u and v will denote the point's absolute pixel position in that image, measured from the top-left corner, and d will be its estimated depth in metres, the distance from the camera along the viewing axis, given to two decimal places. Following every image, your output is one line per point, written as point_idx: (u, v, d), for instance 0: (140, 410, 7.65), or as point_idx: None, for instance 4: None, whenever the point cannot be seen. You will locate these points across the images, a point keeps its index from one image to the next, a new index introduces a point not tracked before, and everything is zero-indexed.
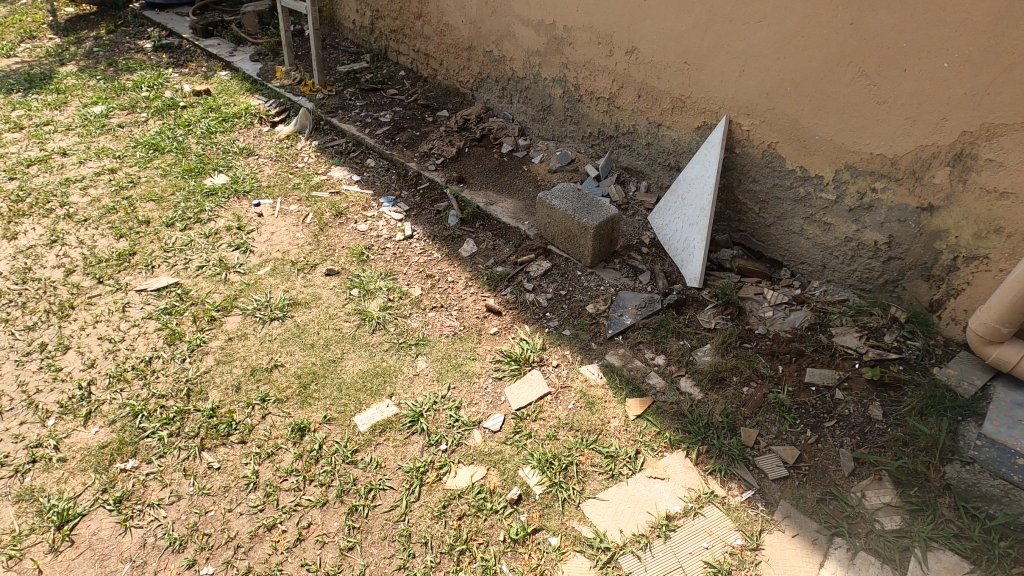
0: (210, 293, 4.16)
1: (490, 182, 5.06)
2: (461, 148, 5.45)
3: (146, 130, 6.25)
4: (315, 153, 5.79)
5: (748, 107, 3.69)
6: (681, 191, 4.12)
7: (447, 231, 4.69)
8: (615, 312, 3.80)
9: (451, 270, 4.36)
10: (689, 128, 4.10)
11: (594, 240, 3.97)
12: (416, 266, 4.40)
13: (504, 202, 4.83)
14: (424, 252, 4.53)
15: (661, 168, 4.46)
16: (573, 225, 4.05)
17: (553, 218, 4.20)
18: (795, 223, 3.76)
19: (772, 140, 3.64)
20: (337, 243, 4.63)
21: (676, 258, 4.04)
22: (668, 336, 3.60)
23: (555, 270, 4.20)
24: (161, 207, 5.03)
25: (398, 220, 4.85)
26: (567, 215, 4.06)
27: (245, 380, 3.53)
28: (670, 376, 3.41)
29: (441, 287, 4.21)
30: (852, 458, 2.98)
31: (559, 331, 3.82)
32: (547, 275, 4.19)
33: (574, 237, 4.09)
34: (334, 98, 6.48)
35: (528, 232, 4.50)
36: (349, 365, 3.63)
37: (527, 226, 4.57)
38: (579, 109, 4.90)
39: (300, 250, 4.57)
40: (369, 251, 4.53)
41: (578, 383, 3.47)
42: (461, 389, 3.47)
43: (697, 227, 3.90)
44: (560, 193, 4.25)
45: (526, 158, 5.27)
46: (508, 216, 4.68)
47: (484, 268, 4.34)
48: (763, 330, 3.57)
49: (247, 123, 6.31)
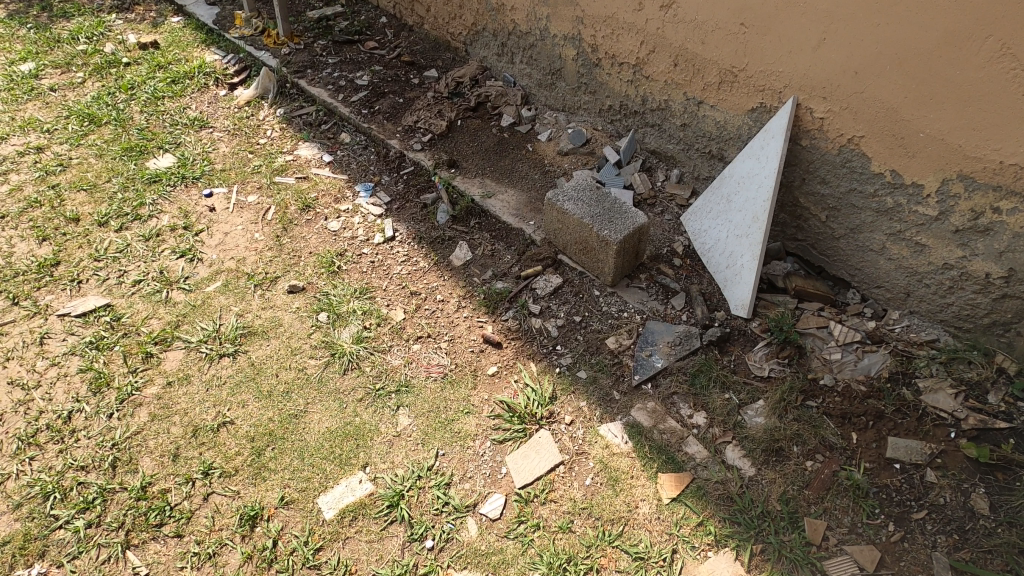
0: (147, 319, 3.42)
1: (488, 167, 4.19)
2: (452, 120, 4.52)
3: (82, 95, 5.30)
4: (279, 125, 4.87)
5: (824, 88, 2.80)
6: (726, 191, 3.29)
7: (435, 233, 3.88)
8: (642, 352, 3.06)
9: (441, 285, 3.59)
10: (739, 109, 3.21)
11: (616, 257, 3.17)
12: (397, 281, 3.63)
13: (505, 194, 3.99)
14: (407, 261, 3.75)
15: (699, 155, 3.60)
16: (589, 237, 3.24)
17: (565, 225, 3.38)
18: (875, 239, 2.96)
19: (855, 134, 2.78)
20: (303, 248, 3.84)
21: (718, 276, 3.27)
22: (710, 387, 2.89)
23: (567, 288, 3.44)
24: (94, 200, 4.19)
25: (377, 217, 4.03)
26: (582, 223, 3.24)
27: (185, 444, 2.85)
28: (713, 444, 2.72)
29: (427, 308, 3.46)
30: (950, 566, 2.30)
31: (572, 373, 3.10)
32: (557, 295, 3.43)
33: (592, 250, 3.30)
34: (302, 52, 5.47)
35: (533, 236, 3.69)
36: (313, 422, 2.94)
37: (532, 227, 3.75)
38: (596, 77, 3.97)
39: (258, 257, 3.78)
40: (342, 260, 3.75)
41: (597, 449, 2.78)
42: (452, 457, 2.79)
43: (748, 240, 3.11)
44: (574, 192, 3.39)
45: (530, 134, 4.36)
46: (510, 213, 3.85)
47: (480, 283, 3.57)
48: (830, 380, 2.84)
49: (200, 86, 5.34)
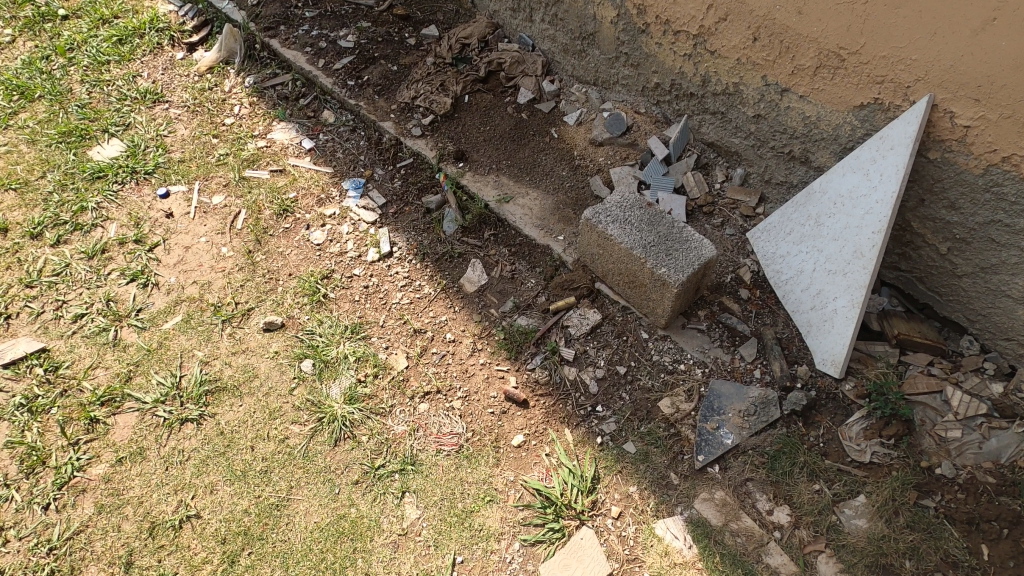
0: (92, 369, 2.78)
1: (504, 159, 3.42)
2: (458, 95, 3.70)
3: (11, 59, 4.40)
4: (249, 99, 4.04)
5: (978, 87, 2.05)
6: (816, 211, 2.58)
7: (442, 248, 3.19)
8: (705, 423, 2.45)
9: (450, 320, 2.94)
10: (842, 104, 2.45)
11: (676, 300, 2.49)
12: (397, 314, 2.97)
13: (526, 197, 3.24)
14: (409, 287, 3.07)
15: (774, 155, 2.85)
16: (640, 272, 2.54)
17: (608, 252, 2.67)
18: (1015, 283, 2.29)
19: (1015, 152, 2.06)
20: (281, 269, 3.16)
21: (800, 319, 2.61)
22: (794, 474, 2.30)
23: (606, 329, 2.79)
24: (25, 203, 3.45)
25: (370, 226, 3.31)
26: (631, 255, 2.53)
27: (140, 548, 2.30)
28: (802, 554, 2.15)
29: (435, 352, 2.83)
30: None
31: (616, 445, 2.51)
32: (595, 336, 2.79)
33: (642, 287, 2.61)
34: (273, 3, 4.52)
35: (563, 256, 2.99)
36: (298, 515, 2.37)
37: (561, 243, 3.04)
38: (641, 46, 3.15)
39: (226, 282, 3.11)
40: (329, 285, 3.07)
41: (653, 557, 2.22)
42: (472, 565, 2.25)
43: (846, 280, 2.43)
44: (619, 210, 2.65)
45: (554, 114, 3.56)
46: (533, 224, 3.13)
47: (499, 318, 2.92)
48: (949, 468, 2.26)
49: (152, 46, 4.43)
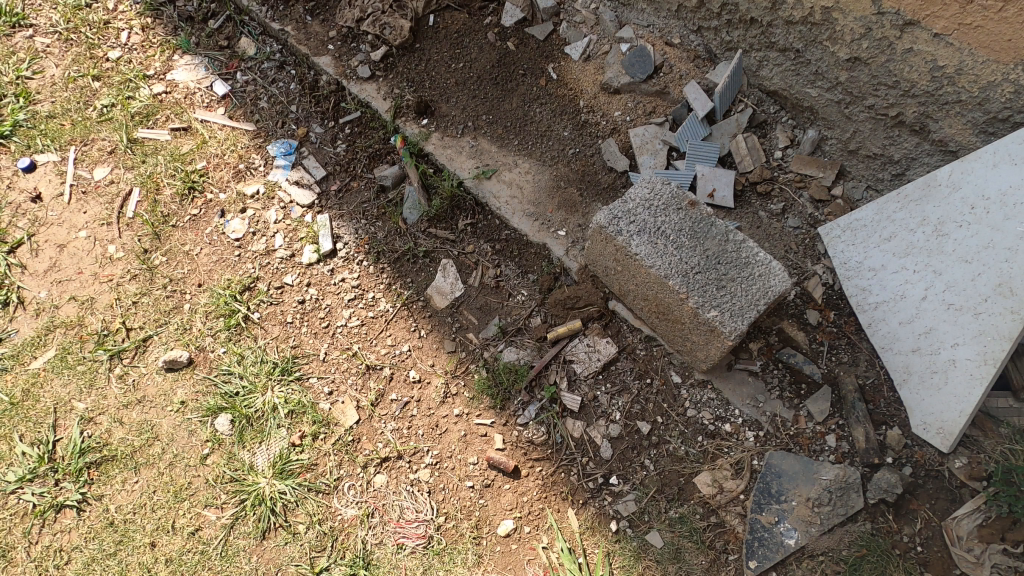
0: None
1: (483, 113, 2.50)
2: (419, 15, 2.67)
3: None
4: (139, 22, 3.00)
5: None
6: (937, 212, 1.81)
7: (402, 244, 2.38)
8: (758, 515, 1.80)
9: (414, 351, 2.21)
10: (1003, 51, 1.66)
11: (724, 351, 1.75)
12: (343, 343, 2.23)
13: (513, 169, 2.38)
14: (359, 301, 2.31)
15: (871, 118, 1.99)
16: (674, 307, 1.77)
17: (628, 271, 1.87)
18: None
19: None
20: (188, 278, 2.37)
21: (890, 362, 1.88)
22: None
23: (622, 367, 2.07)
24: None
25: (305, 212, 2.48)
26: (664, 284, 1.73)
27: None
28: None
29: (395, 399, 2.13)
30: None
31: (637, 536, 1.88)
32: (607, 377, 2.07)
33: (676, 323, 1.84)
34: None
35: (564, 260, 2.19)
36: None
37: (561, 241, 2.22)
38: None
39: (114, 298, 2.32)
40: (251, 302, 2.30)
41: None
42: None
43: (979, 322, 1.71)
44: (645, 213, 1.82)
45: (552, 42, 2.57)
46: (523, 211, 2.29)
47: (479, 348, 2.19)
48: None
49: None
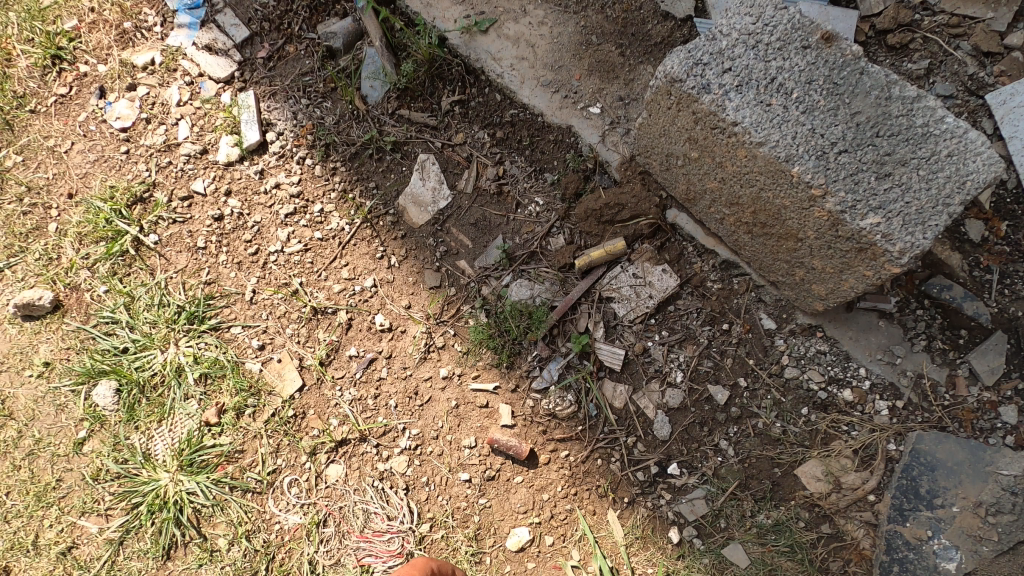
0: None
1: None
2: None
3: None
4: None
5: None
6: None
7: (361, 133, 1.65)
8: (899, 527, 1.20)
9: (382, 287, 1.54)
10: None
11: (866, 284, 1.11)
12: (278, 277, 1.55)
13: (520, 16, 1.59)
14: (301, 217, 1.61)
15: None
16: (791, 213, 1.09)
17: (711, 156, 1.17)
18: None
19: None
20: (53, 186, 1.64)
21: None
22: None
23: (686, 307, 1.41)
24: None
25: (221, 89, 1.73)
26: (782, 175, 1.05)
27: None
28: None
29: (355, 356, 1.48)
30: None
31: (709, 551, 1.30)
32: (663, 322, 1.42)
33: (783, 239, 1.17)
34: None
35: (598, 150, 1.47)
36: None
37: (594, 122, 1.49)
38: None
39: None
40: (145, 219, 1.60)
41: None
42: None
43: None
44: (750, 59, 1.07)
45: None
46: (536, 79, 1.54)
47: (476, 282, 1.52)
48: None
49: None
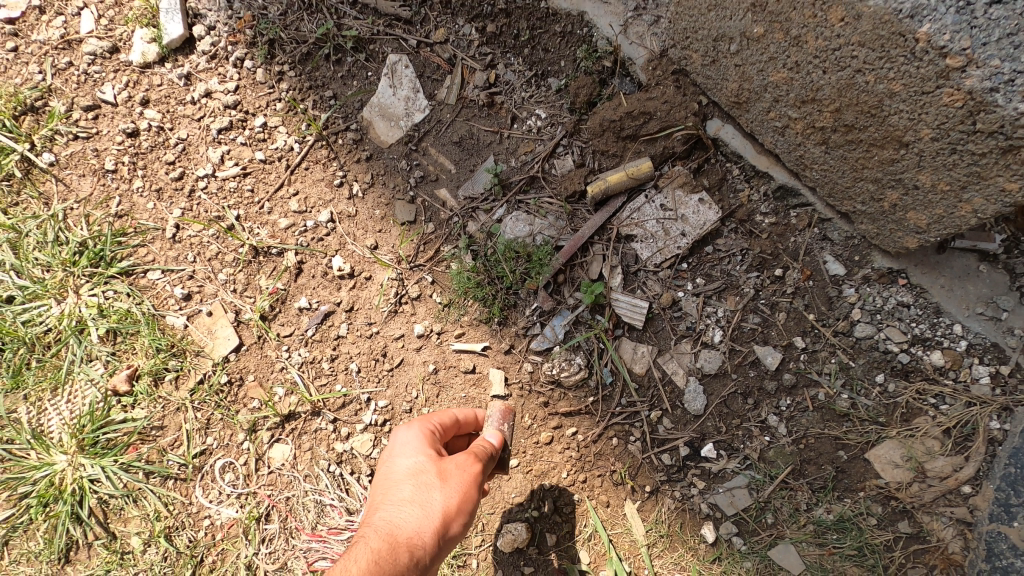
0: None
1: None
2: None
3: None
4: None
5: None
6: None
7: (314, 26, 1.29)
8: (1003, 528, 0.93)
9: (341, 222, 1.21)
10: None
11: (995, 205, 0.82)
12: (208, 209, 1.22)
13: None
14: (238, 134, 1.26)
15: None
16: (901, 102, 0.79)
17: (783, 29, 0.86)
18: None
19: None
20: None
21: None
22: None
23: (728, 248, 1.11)
24: None
25: None
26: (895, 42, 0.74)
27: None
28: None
29: (306, 309, 1.17)
30: None
31: (752, 554, 1.04)
32: (697, 265, 1.12)
33: (877, 145, 0.87)
34: None
35: (619, 43, 1.14)
36: None
37: (613, 8, 1.14)
38: None
39: None
40: (38, 134, 1.25)
41: None
42: None
43: None
44: None
45: None
46: None
47: (460, 217, 1.20)
48: None
49: None
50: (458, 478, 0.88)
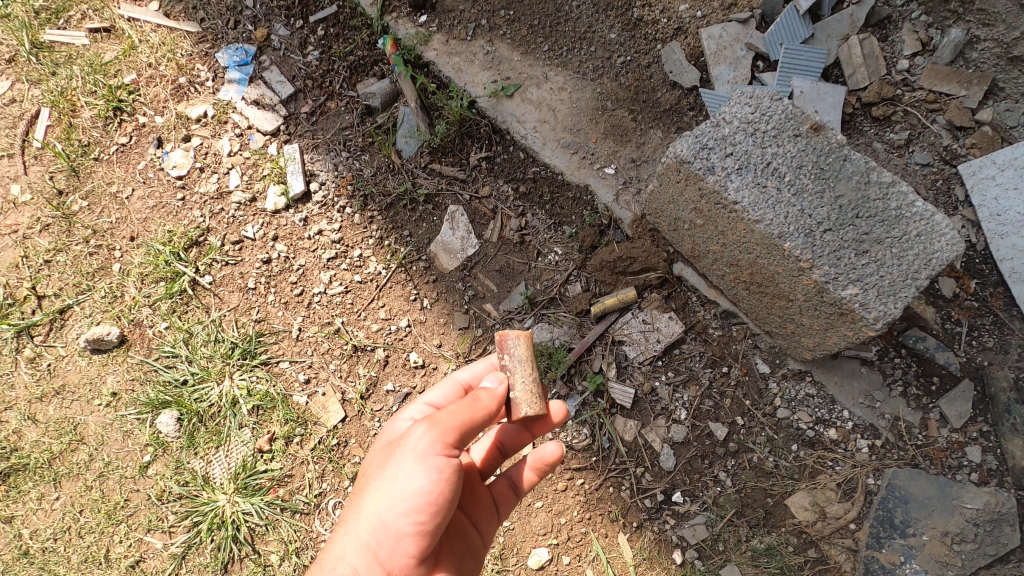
0: None
1: (500, 6, 1.86)
2: None
3: None
4: None
5: None
6: None
7: (396, 184, 1.81)
8: (876, 553, 1.37)
9: (415, 326, 1.70)
10: None
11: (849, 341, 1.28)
12: (321, 316, 1.71)
13: (545, 84, 1.78)
14: (341, 261, 1.77)
15: None
16: (784, 277, 1.27)
17: (713, 224, 1.35)
18: None
19: None
20: (115, 228, 1.81)
21: None
22: None
23: (690, 351, 1.58)
24: None
25: (269, 141, 1.89)
26: (775, 245, 1.22)
27: None
28: None
29: (392, 390, 1.64)
30: None
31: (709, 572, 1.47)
32: (669, 363, 1.59)
33: (777, 298, 1.34)
34: None
35: (613, 207, 1.64)
36: None
37: (609, 182, 1.66)
38: None
39: (22, 256, 1.78)
40: (201, 261, 1.76)
41: None
42: None
43: None
44: (746, 142, 1.26)
45: None
46: (558, 142, 1.72)
47: (500, 324, 1.68)
48: None
49: None
50: (416, 448, 0.97)
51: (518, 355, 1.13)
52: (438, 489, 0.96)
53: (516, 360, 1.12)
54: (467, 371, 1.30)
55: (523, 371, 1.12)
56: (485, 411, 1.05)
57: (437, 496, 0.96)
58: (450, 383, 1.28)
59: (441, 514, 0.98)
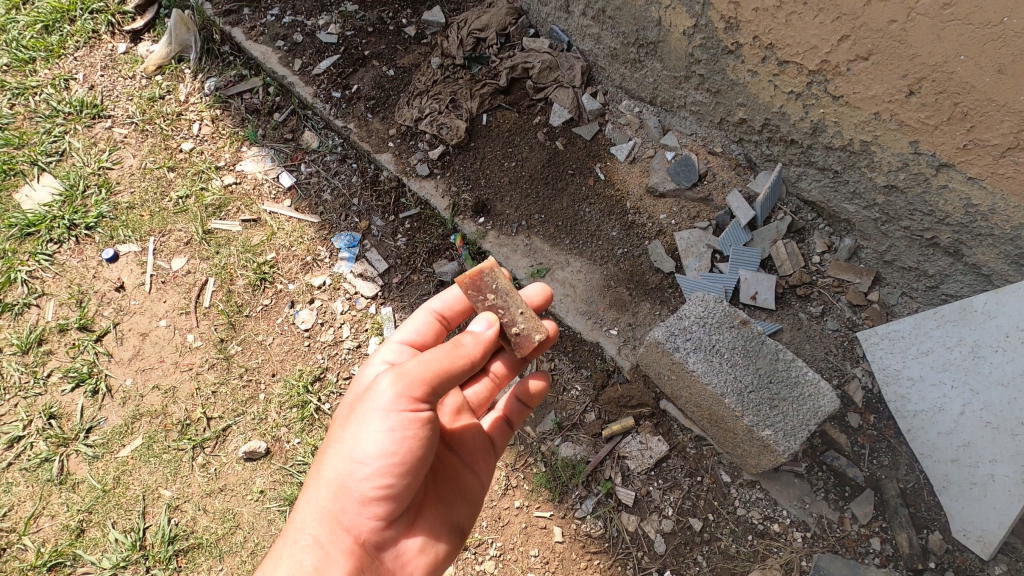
0: (42, 517, 2.31)
1: (535, 212, 2.68)
2: (474, 114, 2.89)
3: None
4: (208, 114, 3.23)
5: None
6: (973, 336, 1.97)
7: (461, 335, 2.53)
8: None
9: None
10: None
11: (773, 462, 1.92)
12: None
13: (567, 267, 2.54)
14: None
15: (905, 236, 2.16)
16: (728, 420, 1.93)
17: (681, 381, 2.02)
18: None
19: None
20: (261, 367, 2.54)
21: (931, 470, 2.02)
22: None
23: (674, 464, 2.21)
24: None
25: (369, 302, 2.65)
26: (718, 399, 1.89)
27: None
28: None
29: None
30: None
31: None
32: (659, 472, 2.21)
33: (727, 432, 2.00)
34: None
35: (616, 358, 2.35)
36: None
37: (613, 340, 2.38)
38: (726, 70, 2.37)
39: (195, 387, 2.50)
40: (322, 392, 2.47)
41: None
42: None
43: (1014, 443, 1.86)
44: (700, 330, 1.98)
45: (598, 142, 2.78)
46: (577, 310, 2.45)
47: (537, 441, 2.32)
48: None
49: (86, 35, 3.54)
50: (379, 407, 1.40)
51: (500, 288, 1.69)
52: (397, 445, 1.39)
53: (497, 298, 1.66)
54: (442, 303, 1.90)
55: (511, 304, 1.67)
56: (459, 361, 1.49)
57: (393, 452, 1.39)
58: (432, 318, 1.88)
59: (398, 472, 1.41)
